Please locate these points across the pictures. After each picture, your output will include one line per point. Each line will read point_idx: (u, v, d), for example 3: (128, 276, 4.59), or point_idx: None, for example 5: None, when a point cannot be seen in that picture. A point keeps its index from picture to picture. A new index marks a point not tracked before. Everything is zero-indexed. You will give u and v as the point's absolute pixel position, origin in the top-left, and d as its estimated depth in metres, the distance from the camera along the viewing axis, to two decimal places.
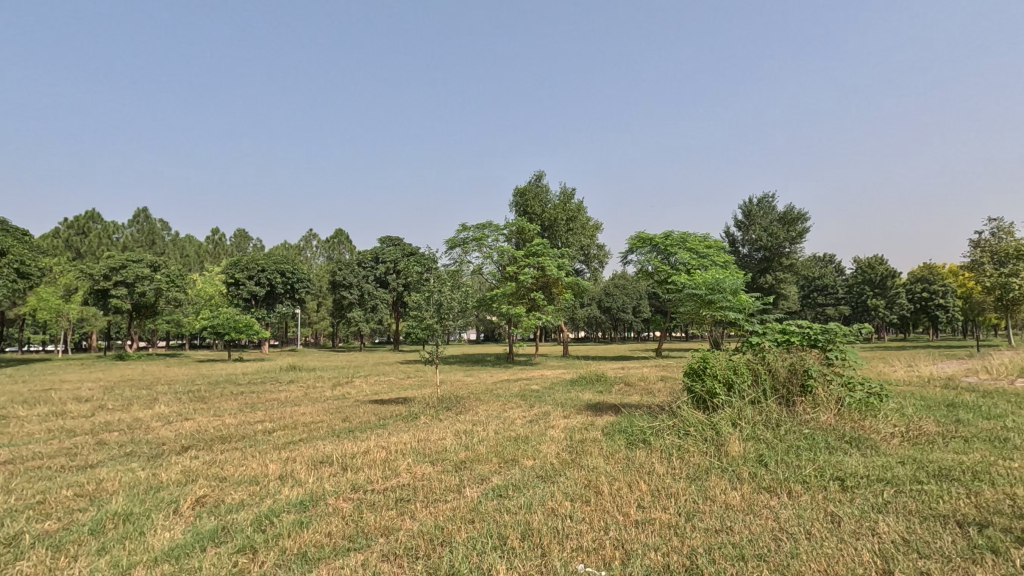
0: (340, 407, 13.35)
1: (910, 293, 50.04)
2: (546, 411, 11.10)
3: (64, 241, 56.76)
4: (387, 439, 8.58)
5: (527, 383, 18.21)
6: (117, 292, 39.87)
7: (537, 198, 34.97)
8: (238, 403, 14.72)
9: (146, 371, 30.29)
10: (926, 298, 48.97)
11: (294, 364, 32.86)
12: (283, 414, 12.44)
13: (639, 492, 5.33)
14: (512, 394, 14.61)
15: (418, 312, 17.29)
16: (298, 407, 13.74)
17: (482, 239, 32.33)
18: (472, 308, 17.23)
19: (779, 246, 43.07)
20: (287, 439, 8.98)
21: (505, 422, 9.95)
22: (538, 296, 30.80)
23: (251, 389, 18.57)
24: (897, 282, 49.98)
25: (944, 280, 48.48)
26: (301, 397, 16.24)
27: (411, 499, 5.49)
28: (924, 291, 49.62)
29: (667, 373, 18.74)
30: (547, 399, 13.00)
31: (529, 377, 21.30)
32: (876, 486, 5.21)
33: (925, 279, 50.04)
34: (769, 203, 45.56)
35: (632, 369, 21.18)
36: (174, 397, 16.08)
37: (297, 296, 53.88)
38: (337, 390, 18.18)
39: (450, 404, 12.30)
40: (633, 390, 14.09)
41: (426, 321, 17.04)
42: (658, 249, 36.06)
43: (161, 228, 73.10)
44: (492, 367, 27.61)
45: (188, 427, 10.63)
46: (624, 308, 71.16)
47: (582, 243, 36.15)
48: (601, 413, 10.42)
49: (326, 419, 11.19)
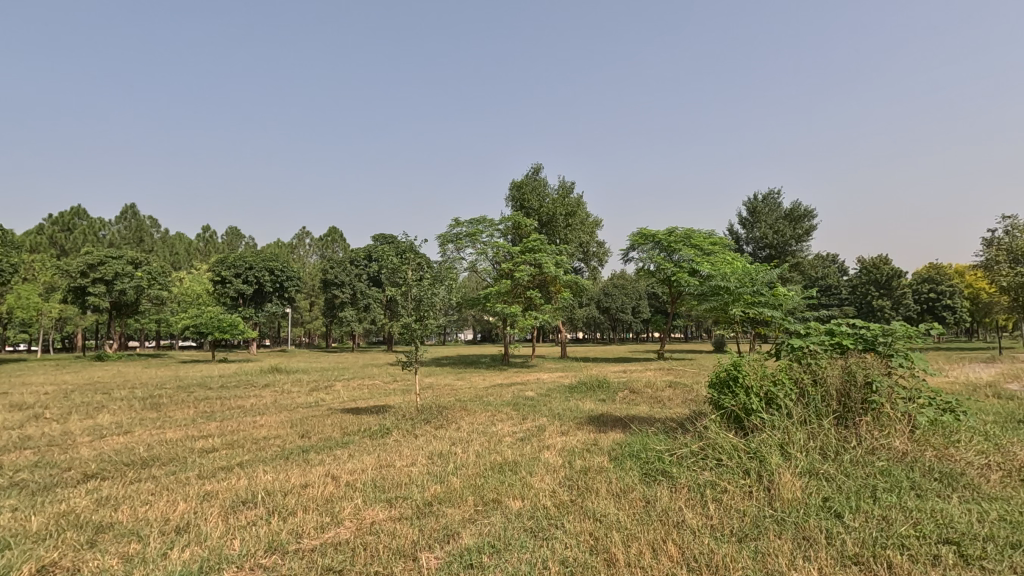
0: (305, 418, 11.70)
1: (916, 294, 47.54)
2: (541, 425, 9.45)
3: (47, 237, 54.98)
4: (342, 465, 6.91)
5: (521, 389, 16.52)
6: (95, 290, 38.19)
7: (534, 192, 33.32)
8: (195, 411, 13.10)
9: (120, 373, 28.65)
10: (933, 299, 46.47)
11: (279, 366, 31.30)
12: (238, 427, 10.78)
13: (669, 564, 3.71)
14: (502, 403, 12.94)
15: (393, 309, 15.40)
16: (260, 417, 12.10)
17: (476, 235, 30.64)
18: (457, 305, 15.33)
19: (786, 244, 41.61)
20: (223, 462, 7.32)
21: (491, 441, 8.28)
22: (535, 294, 29.11)
23: (219, 395, 16.90)
24: (902, 281, 47.34)
25: (952, 280, 46.34)
26: (270, 404, 14.62)
27: (344, 569, 3.85)
28: (931, 292, 47.15)
29: (675, 379, 17.14)
30: (542, 409, 11.34)
31: (524, 381, 19.68)
32: (1015, 558, 3.57)
33: (932, 279, 47.62)
34: (775, 199, 44.02)
35: (637, 375, 19.55)
36: (128, 404, 14.39)
37: (287, 295, 52.22)
38: (313, 396, 16.52)
39: (430, 415, 10.64)
40: (640, 398, 12.44)
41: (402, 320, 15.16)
42: (661, 245, 34.32)
43: (150, 225, 71.37)
44: (486, 370, 25.99)
45: (116, 445, 8.95)
46: (624, 308, 69.53)
47: (581, 239, 34.54)
48: (604, 429, 8.78)
49: (283, 434, 9.51)
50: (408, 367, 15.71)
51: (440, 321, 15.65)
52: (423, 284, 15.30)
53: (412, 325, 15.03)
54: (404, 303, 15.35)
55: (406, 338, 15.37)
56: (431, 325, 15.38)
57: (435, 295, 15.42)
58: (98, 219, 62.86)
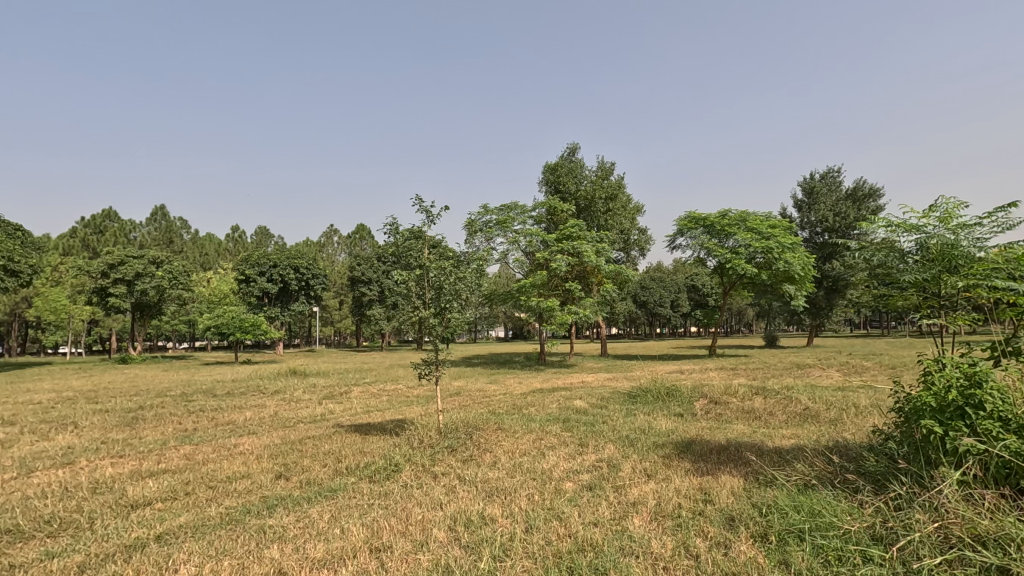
0: (300, 442, 9.12)
1: None
2: (609, 460, 6.64)
3: (80, 240, 54.80)
4: (312, 547, 4.27)
5: (567, 397, 13.63)
6: (116, 291, 37.19)
7: (570, 174, 30.22)
8: (173, 430, 10.68)
9: (136, 377, 27.03)
10: None
11: (300, 367, 29.28)
12: (211, 456, 8.29)
13: None
14: (547, 418, 10.14)
15: (405, 299, 12.61)
16: (247, 440, 9.63)
17: (507, 223, 27.81)
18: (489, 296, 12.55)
19: (848, 229, 37.66)
20: (136, 534, 4.72)
21: (544, 491, 5.52)
22: (574, 286, 26.18)
23: (216, 406, 14.54)
24: None
25: None
26: (270, 419, 12.21)
27: None
28: None
29: (753, 384, 14.09)
30: (603, 431, 8.45)
31: (567, 385, 16.85)
32: None
33: None
34: (835, 177, 39.88)
35: (701, 377, 16.51)
36: (102, 419, 12.12)
37: (313, 294, 50.67)
38: (322, 406, 14.09)
39: (454, 440, 7.90)
40: (728, 413, 9.47)
41: (415, 313, 12.42)
42: (712, 230, 30.80)
43: (180, 227, 71.11)
44: (520, 371, 23.29)
45: (28, 489, 6.51)
46: (662, 303, 65.88)
47: (622, 226, 31.46)
48: (708, 471, 5.92)
49: (258, 471, 6.94)
50: (428, 371, 12.96)
51: (466, 315, 12.84)
52: (443, 269, 12.46)
53: (430, 319, 12.25)
54: (421, 292, 12.61)
55: (423, 334, 12.64)
56: (453, 320, 12.64)
57: (457, 283, 12.60)
58: (128, 220, 62.55)
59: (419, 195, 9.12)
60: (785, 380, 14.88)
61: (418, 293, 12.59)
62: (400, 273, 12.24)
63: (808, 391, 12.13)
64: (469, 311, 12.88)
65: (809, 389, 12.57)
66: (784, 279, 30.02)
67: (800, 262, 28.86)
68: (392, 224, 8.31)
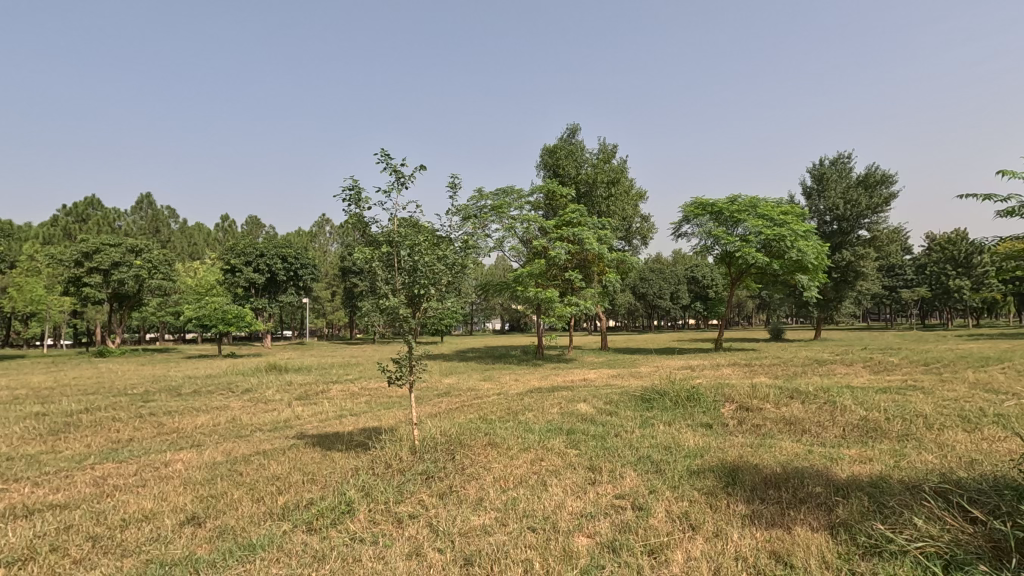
0: (245, 461, 7.41)
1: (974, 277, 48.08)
2: (635, 498, 4.96)
3: (61, 229, 52.82)
4: None
5: (568, 399, 11.97)
6: (91, 280, 35.31)
7: (570, 157, 28.47)
8: (102, 444, 8.92)
9: (106, 372, 25.22)
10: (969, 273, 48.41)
11: (282, 362, 27.47)
12: (127, 481, 6.57)
13: None
14: (548, 429, 8.44)
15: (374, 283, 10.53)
16: (184, 455, 7.91)
17: (502, 208, 26.02)
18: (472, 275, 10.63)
19: (860, 217, 36.12)
20: None
21: (548, 555, 3.85)
22: (575, 276, 24.48)
23: (171, 409, 12.78)
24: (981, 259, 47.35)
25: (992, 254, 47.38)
26: (224, 426, 10.48)
27: None
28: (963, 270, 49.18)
29: (779, 384, 12.44)
30: (618, 451, 6.77)
31: (568, 384, 15.20)
32: None
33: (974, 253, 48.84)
34: (846, 163, 38.18)
35: (716, 376, 14.90)
36: (28, 426, 10.35)
37: (302, 284, 48.86)
38: (291, 409, 12.37)
39: (433, 463, 6.22)
40: (767, 423, 7.80)
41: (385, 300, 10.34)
42: (721, 217, 29.05)
43: (167, 216, 68.98)
44: (517, 366, 21.65)
45: None
46: (662, 295, 64.33)
47: (625, 213, 29.70)
48: (777, 522, 4.22)
49: (168, 509, 5.21)
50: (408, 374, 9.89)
51: (446, 304, 10.71)
52: (419, 247, 10.33)
53: (400, 309, 10.13)
54: (393, 276, 10.55)
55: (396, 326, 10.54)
56: (431, 310, 10.57)
57: (435, 265, 10.49)
58: (113, 209, 60.45)
59: (387, 150, 7.30)
60: (813, 380, 13.25)
61: (390, 274, 10.53)
62: (366, 253, 10.13)
63: (849, 394, 10.52)
64: (451, 299, 10.77)
65: (849, 391, 10.94)
66: (796, 269, 28.46)
67: (814, 251, 27.32)
68: (353, 189, 6.48)
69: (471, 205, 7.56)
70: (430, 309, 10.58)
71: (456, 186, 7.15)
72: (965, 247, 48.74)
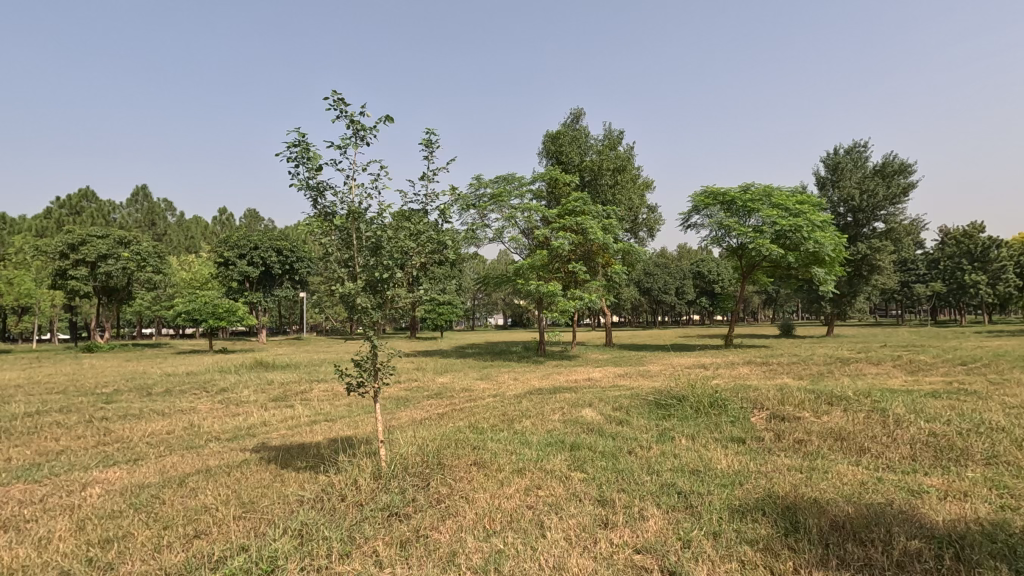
0: (178, 483, 6.10)
1: (991, 271, 46.53)
2: (662, 558, 3.63)
3: (54, 221, 51.71)
4: None
5: (571, 403, 10.58)
6: (76, 273, 34.10)
7: (573, 143, 27.08)
8: (25, 457, 7.62)
9: (86, 369, 24.05)
10: (987, 268, 46.74)
11: (269, 358, 26.12)
12: (19, 513, 5.25)
13: None
14: (547, 444, 7.06)
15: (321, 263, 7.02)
16: (112, 475, 6.62)
17: (502, 196, 24.58)
18: (457, 251, 7.24)
19: (876, 208, 34.60)
20: None
21: None
22: (579, 268, 23.08)
23: (128, 412, 11.47)
24: (999, 254, 45.80)
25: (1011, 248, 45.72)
26: (179, 433, 9.18)
27: None
28: (980, 264, 47.55)
29: (809, 387, 11.02)
30: (637, 480, 5.37)
31: (571, 385, 13.82)
32: None
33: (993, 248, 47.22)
34: (861, 152, 36.57)
35: (733, 376, 13.56)
36: None
37: (298, 278, 47.64)
38: (260, 413, 11.04)
39: (400, 494, 4.91)
40: (813, 440, 6.41)
41: (333, 286, 6.90)
42: (733, 207, 27.66)
43: (164, 209, 67.79)
44: (516, 363, 20.40)
45: None
46: (666, 290, 62.78)
47: (632, 202, 28.30)
48: None
49: (34, 564, 3.90)
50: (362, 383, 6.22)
51: (418, 291, 7.11)
52: (380, 204, 6.62)
53: (359, 298, 6.66)
54: (349, 251, 6.98)
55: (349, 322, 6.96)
56: (399, 302, 7.02)
57: (402, 235, 6.95)
58: (107, 201, 59.19)
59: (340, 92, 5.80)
60: (846, 383, 11.83)
61: (344, 249, 7.00)
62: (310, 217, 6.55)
63: (892, 399, 9.18)
64: (427, 286, 7.29)
65: (893, 396, 9.58)
66: (811, 261, 27.07)
67: (831, 242, 25.92)
68: (298, 144, 5.02)
69: (450, 168, 6.32)
70: (397, 299, 7.02)
71: (432, 142, 5.83)
72: (981, 240, 47.12)
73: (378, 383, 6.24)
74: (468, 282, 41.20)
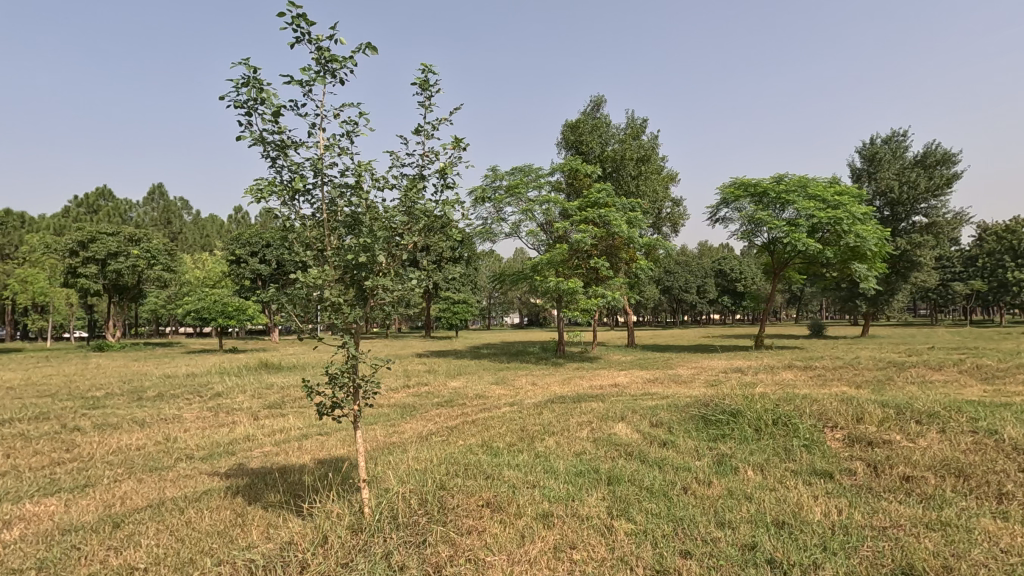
0: (112, 524, 4.83)
1: None
2: None
3: (70, 219, 51.57)
4: None
5: (599, 415, 9.12)
6: (86, 271, 33.57)
7: (594, 132, 25.62)
8: None
9: (89, 369, 23.25)
10: None
11: (277, 359, 25.04)
12: None
13: None
14: (579, 474, 5.66)
15: (281, 242, 5.02)
16: (45, 509, 5.38)
17: (519, 188, 23.22)
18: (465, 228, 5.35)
19: (916, 201, 32.47)
20: None
21: None
22: (601, 263, 21.56)
23: (105, 422, 10.34)
24: None
25: None
26: (149, 450, 7.96)
27: None
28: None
29: (879, 399, 9.40)
30: (711, 539, 3.94)
31: (596, 392, 12.34)
32: None
33: None
34: (900, 142, 34.43)
35: (781, 383, 11.97)
36: None
37: None
38: (250, 424, 9.81)
39: (385, 559, 3.60)
40: (929, 477, 4.93)
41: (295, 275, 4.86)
42: (764, 199, 25.99)
43: (180, 208, 67.78)
44: (533, 366, 19.05)
45: None
46: (688, 288, 60.87)
47: (657, 194, 26.70)
48: None
49: None
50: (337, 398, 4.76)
51: (409, 284, 5.03)
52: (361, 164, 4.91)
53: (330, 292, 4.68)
54: (321, 230, 5.03)
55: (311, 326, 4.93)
56: (384, 299, 5.00)
57: (390, 208, 5.03)
58: (124, 200, 59.17)
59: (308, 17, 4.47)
60: (918, 393, 10.16)
61: (315, 226, 5.04)
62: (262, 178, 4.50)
63: (992, 416, 7.55)
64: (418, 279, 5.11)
65: (990, 412, 7.94)
66: (850, 256, 25.25)
67: (874, 236, 24.14)
68: (244, 79, 3.76)
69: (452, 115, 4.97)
70: (381, 294, 4.99)
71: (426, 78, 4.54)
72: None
73: (357, 406, 4.92)
74: (484, 279, 39.83)
